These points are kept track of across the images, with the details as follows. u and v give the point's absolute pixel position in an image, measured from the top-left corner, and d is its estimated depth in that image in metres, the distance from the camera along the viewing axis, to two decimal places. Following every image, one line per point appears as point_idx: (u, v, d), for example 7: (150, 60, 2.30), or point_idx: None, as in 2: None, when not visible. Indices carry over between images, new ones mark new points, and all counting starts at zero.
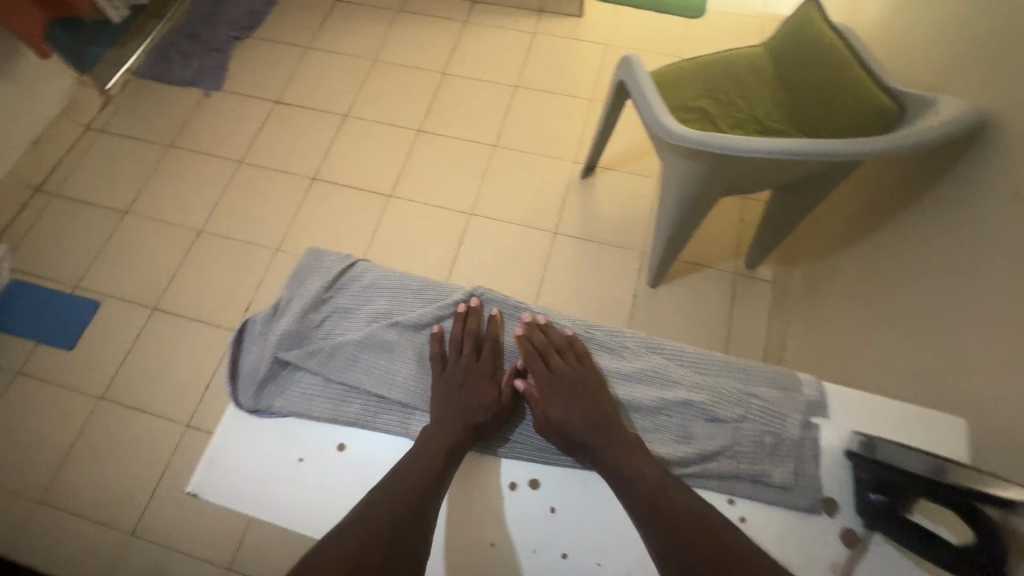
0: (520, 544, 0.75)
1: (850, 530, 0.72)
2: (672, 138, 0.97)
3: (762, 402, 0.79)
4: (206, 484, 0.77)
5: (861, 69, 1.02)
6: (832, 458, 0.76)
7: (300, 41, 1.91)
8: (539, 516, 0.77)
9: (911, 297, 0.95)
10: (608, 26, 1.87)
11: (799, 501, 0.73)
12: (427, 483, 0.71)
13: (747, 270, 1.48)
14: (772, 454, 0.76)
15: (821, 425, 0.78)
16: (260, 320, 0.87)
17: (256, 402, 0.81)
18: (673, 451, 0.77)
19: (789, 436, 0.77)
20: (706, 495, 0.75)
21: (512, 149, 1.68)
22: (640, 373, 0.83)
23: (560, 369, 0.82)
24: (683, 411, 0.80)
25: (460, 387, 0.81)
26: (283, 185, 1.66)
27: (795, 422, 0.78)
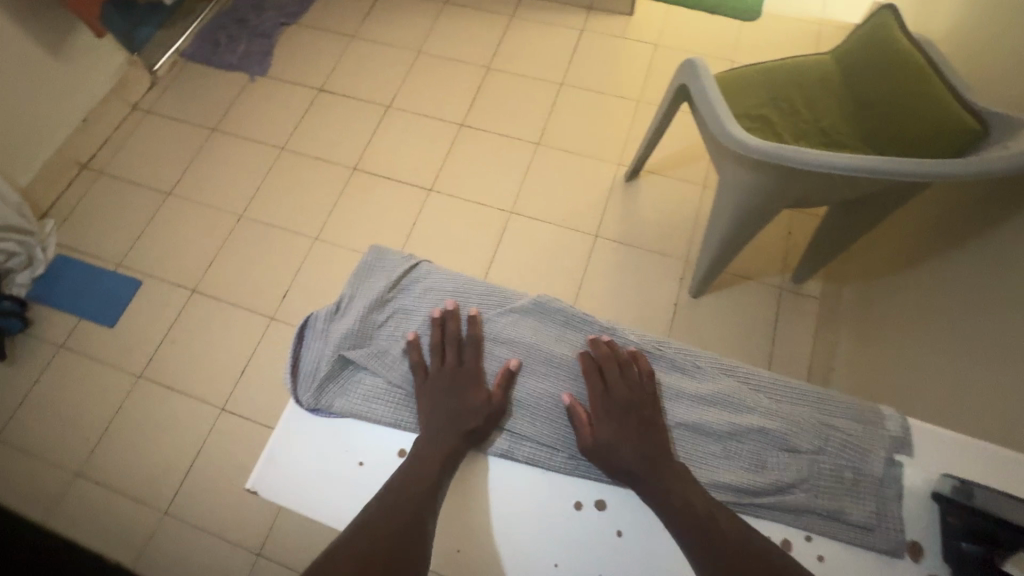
0: (584, 566, 0.73)
1: None
2: (739, 147, 0.94)
3: (842, 435, 0.76)
4: (267, 480, 0.77)
5: (941, 83, 0.97)
6: (916, 499, 0.72)
7: (346, 29, 1.90)
8: (604, 539, 0.74)
9: (983, 326, 0.90)
10: (658, 27, 1.83)
11: (881, 544, 0.69)
12: (423, 493, 0.70)
13: (793, 285, 1.43)
14: (851, 491, 0.73)
15: (905, 464, 0.74)
16: (322, 316, 0.86)
17: (317, 401, 0.80)
18: (748, 480, 0.74)
19: (871, 473, 0.73)
20: (780, 529, 0.72)
21: (555, 149, 1.65)
22: (713, 395, 0.80)
23: (614, 388, 0.80)
24: (758, 439, 0.77)
25: (445, 394, 0.80)
26: (324, 174, 1.66)
27: (878, 458, 0.74)
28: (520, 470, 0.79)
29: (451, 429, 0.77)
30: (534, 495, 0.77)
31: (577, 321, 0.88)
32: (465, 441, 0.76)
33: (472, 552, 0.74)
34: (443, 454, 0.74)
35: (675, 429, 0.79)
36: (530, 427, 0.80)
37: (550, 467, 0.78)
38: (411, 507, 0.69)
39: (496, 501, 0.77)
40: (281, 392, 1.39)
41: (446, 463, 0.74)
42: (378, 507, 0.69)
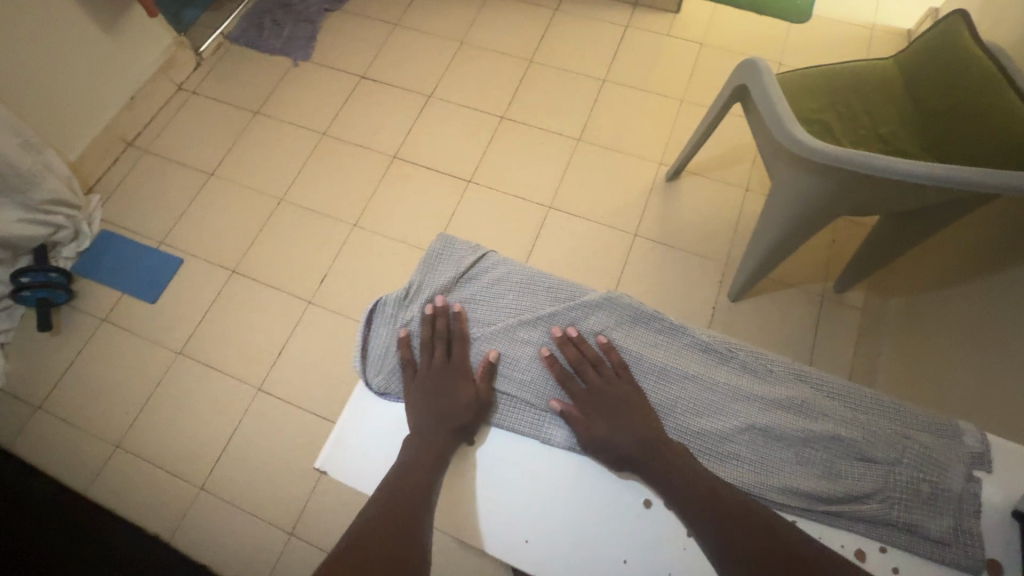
0: (652, 565, 0.72)
1: None
2: (799, 148, 0.92)
3: (920, 446, 0.74)
4: (337, 461, 0.79)
5: (1013, 87, 0.93)
6: (994, 516, 0.70)
7: (390, 18, 1.90)
8: (673, 538, 0.73)
9: None
10: (704, 26, 1.80)
11: (958, 559, 0.68)
12: (417, 490, 0.71)
13: (835, 293, 1.41)
14: (928, 505, 0.71)
15: (982, 480, 0.72)
16: (391, 302, 0.88)
17: (386, 385, 0.83)
18: (821, 487, 0.73)
19: (949, 487, 0.72)
20: (853, 538, 0.72)
21: (596, 145, 1.64)
22: (785, 400, 0.79)
23: (595, 385, 0.80)
24: (832, 446, 0.75)
25: (435, 391, 0.80)
26: (363, 161, 1.67)
27: (958, 473, 0.72)
28: (584, 465, 0.78)
29: (441, 427, 0.77)
30: (603, 490, 0.77)
31: (646, 319, 0.85)
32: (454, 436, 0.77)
33: (541, 544, 0.75)
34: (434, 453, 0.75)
35: (746, 432, 0.78)
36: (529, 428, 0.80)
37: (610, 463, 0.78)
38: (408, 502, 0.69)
39: (559, 495, 0.77)
40: (317, 375, 1.41)
41: (439, 459, 0.75)
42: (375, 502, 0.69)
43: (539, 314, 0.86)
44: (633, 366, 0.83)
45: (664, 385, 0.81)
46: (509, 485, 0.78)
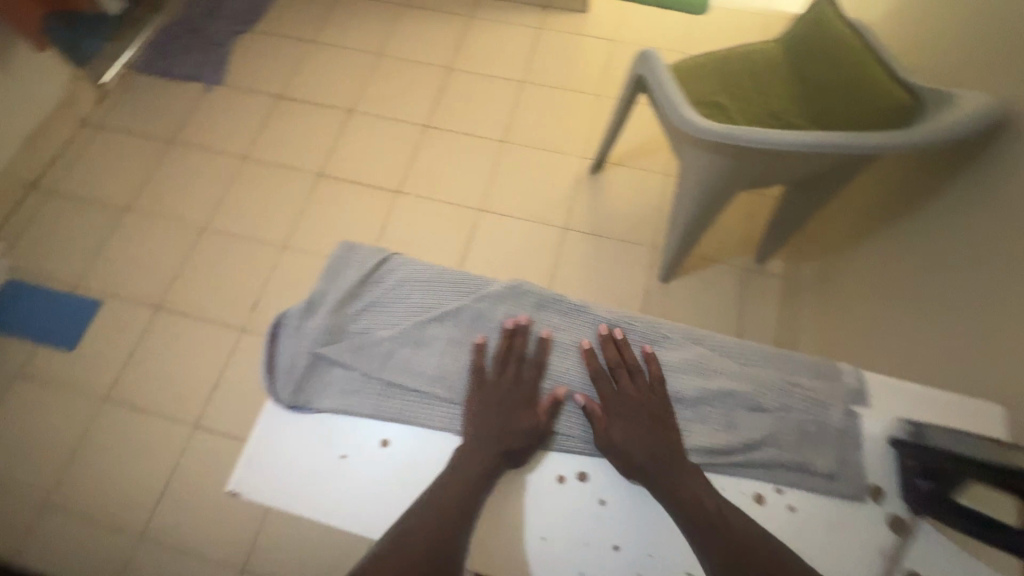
0: (573, 537, 0.72)
1: (896, 516, 0.73)
2: (694, 130, 0.97)
3: (805, 392, 0.79)
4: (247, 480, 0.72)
5: (877, 64, 1.03)
6: (875, 446, 0.76)
7: (303, 35, 1.88)
8: (588, 510, 0.73)
9: (933, 290, 0.95)
10: (613, 23, 1.87)
11: (845, 489, 0.73)
12: (456, 522, 0.66)
13: (757, 264, 1.48)
14: (815, 444, 0.76)
15: (865, 417, 0.78)
16: (295, 313, 0.81)
17: (294, 398, 0.75)
18: (719, 441, 0.76)
19: (832, 424, 0.77)
20: (752, 485, 0.75)
21: (521, 145, 1.67)
22: (682, 364, 0.82)
23: (626, 391, 0.78)
24: (728, 402, 0.79)
25: (499, 406, 0.74)
26: (288, 181, 1.63)
27: (837, 410, 0.78)
28: None
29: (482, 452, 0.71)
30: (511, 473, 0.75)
31: (557, 308, 0.83)
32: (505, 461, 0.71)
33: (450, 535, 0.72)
34: (473, 483, 0.69)
35: None
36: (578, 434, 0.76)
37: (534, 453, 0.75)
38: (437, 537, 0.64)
39: None
40: (258, 404, 1.37)
41: (478, 486, 0.69)
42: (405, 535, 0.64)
43: (443, 312, 0.81)
44: (671, 376, 0.81)
45: (576, 367, 0.80)
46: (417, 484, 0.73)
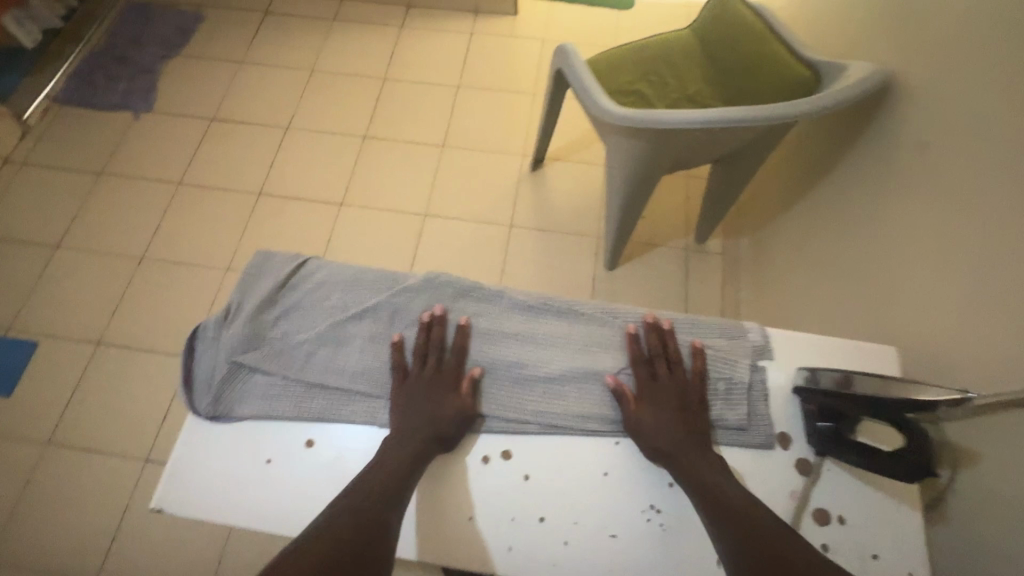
0: (501, 519, 0.59)
1: (804, 460, 0.63)
2: (611, 117, 1.00)
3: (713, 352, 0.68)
4: (173, 500, 0.57)
5: (778, 44, 1.08)
6: (781, 396, 0.66)
7: (235, 56, 1.86)
8: (513, 488, 0.60)
9: (848, 249, 0.99)
10: (542, 24, 1.91)
11: (752, 441, 0.63)
12: (378, 514, 0.52)
13: (697, 244, 1.51)
14: (725, 400, 0.65)
15: (768, 367, 0.68)
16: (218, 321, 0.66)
17: (215, 408, 0.59)
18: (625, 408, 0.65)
19: (740, 380, 0.66)
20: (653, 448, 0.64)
21: (461, 148, 1.68)
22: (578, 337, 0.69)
23: (663, 381, 0.65)
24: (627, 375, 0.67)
25: (428, 396, 0.61)
26: (228, 203, 1.61)
27: (744, 365, 0.67)
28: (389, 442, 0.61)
29: (406, 443, 0.57)
30: None
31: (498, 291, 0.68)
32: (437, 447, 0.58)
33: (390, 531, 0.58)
34: (395, 473, 0.55)
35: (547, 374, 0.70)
36: (508, 413, 0.63)
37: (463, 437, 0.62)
38: (348, 527, 0.50)
39: None
40: None
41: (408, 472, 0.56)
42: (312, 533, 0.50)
43: (376, 302, 0.66)
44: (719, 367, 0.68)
45: (523, 347, 0.66)
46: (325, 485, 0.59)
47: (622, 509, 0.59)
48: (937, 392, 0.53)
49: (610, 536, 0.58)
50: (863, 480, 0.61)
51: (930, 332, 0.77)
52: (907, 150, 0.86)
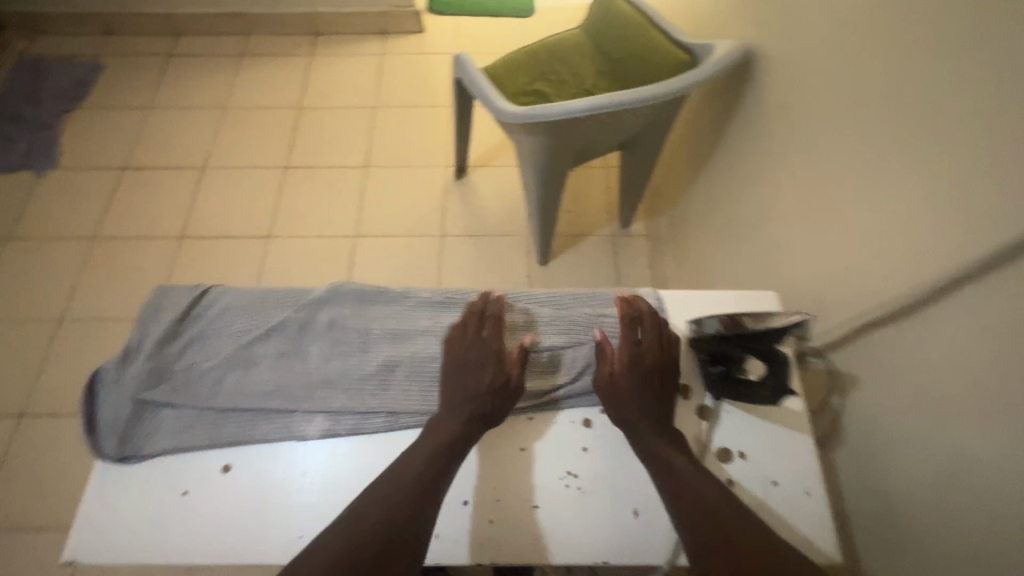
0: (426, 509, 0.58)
1: (703, 406, 0.65)
2: (508, 116, 1.03)
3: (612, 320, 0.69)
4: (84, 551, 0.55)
5: (656, 31, 1.15)
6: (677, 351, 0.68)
7: (141, 102, 1.81)
8: None
9: (741, 212, 1.06)
10: (450, 38, 1.96)
11: None
12: (414, 496, 0.52)
13: (622, 229, 1.58)
14: None
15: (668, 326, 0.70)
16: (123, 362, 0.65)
17: (123, 448, 0.58)
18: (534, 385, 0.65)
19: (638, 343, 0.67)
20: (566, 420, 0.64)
21: (384, 166, 1.70)
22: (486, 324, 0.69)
23: (641, 346, 0.65)
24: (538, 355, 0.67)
25: (468, 371, 0.61)
26: (149, 251, 1.56)
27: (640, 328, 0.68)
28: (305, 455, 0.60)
29: (454, 418, 0.58)
30: (316, 469, 0.59)
31: (402, 292, 0.69)
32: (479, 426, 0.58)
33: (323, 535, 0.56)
34: (431, 457, 0.55)
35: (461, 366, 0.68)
36: (422, 406, 0.62)
37: (375, 431, 0.61)
38: (380, 515, 0.50)
39: None
40: None
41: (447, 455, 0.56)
42: (346, 521, 0.50)
43: (281, 319, 0.65)
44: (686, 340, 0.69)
45: (432, 341, 0.66)
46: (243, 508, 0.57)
47: (543, 480, 0.61)
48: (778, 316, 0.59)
49: (531, 507, 0.59)
50: (765, 420, 0.64)
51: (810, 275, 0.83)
52: (772, 113, 0.93)
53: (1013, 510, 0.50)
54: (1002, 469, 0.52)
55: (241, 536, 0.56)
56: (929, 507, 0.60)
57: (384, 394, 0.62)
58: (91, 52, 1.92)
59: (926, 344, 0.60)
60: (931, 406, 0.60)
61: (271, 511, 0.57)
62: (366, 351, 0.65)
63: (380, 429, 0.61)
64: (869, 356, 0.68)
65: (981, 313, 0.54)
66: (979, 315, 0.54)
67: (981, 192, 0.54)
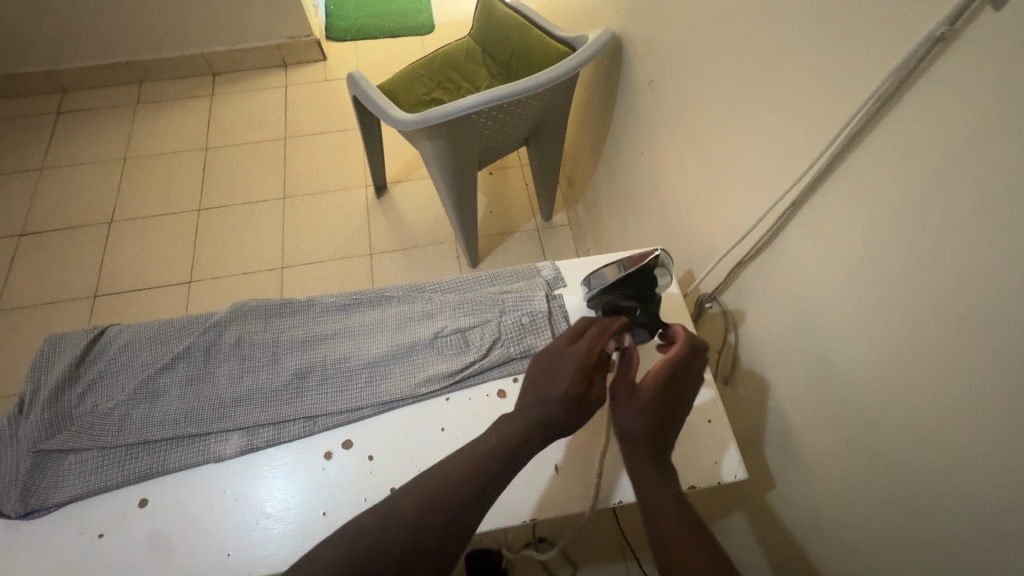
0: (355, 505, 0.58)
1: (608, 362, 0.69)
2: (403, 125, 1.06)
3: (516, 293, 0.71)
4: None
5: (534, 30, 1.22)
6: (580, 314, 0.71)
7: (32, 164, 1.72)
8: (359, 473, 0.60)
9: (637, 184, 1.12)
10: (352, 63, 1.98)
11: None
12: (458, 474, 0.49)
13: (544, 222, 1.63)
14: (534, 329, 0.68)
15: (564, 294, 0.73)
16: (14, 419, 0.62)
17: (27, 503, 0.56)
18: (450, 364, 0.66)
19: (541, 309, 0.69)
20: (484, 388, 0.65)
21: (303, 195, 1.69)
22: (395, 318, 0.70)
23: (675, 396, 0.58)
24: (451, 336, 0.68)
25: (551, 375, 0.57)
26: (60, 316, 1.47)
27: (541, 295, 0.71)
28: (222, 475, 0.59)
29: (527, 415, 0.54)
30: (237, 487, 0.59)
31: (308, 301, 0.71)
32: (531, 436, 0.53)
33: (248, 550, 0.56)
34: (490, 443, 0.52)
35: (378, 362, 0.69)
36: (336, 406, 0.63)
37: (294, 438, 0.61)
38: (408, 515, 0.46)
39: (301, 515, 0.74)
40: None
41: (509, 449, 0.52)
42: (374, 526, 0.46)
43: (185, 346, 0.65)
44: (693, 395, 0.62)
45: (342, 343, 0.68)
46: (163, 539, 0.56)
47: None
48: (641, 255, 0.66)
49: None
50: None
51: (694, 232, 0.89)
52: (644, 88, 1.01)
53: (871, 395, 0.57)
54: (859, 357, 0.58)
55: (164, 567, 0.55)
56: (814, 412, 0.66)
57: (299, 401, 0.63)
58: None
59: (787, 267, 0.67)
60: (798, 321, 0.66)
61: (194, 535, 0.56)
62: (277, 363, 0.66)
63: (299, 435, 0.61)
64: (750, 289, 0.75)
65: (818, 229, 0.61)
66: (817, 231, 0.61)
67: (797, 124, 0.61)
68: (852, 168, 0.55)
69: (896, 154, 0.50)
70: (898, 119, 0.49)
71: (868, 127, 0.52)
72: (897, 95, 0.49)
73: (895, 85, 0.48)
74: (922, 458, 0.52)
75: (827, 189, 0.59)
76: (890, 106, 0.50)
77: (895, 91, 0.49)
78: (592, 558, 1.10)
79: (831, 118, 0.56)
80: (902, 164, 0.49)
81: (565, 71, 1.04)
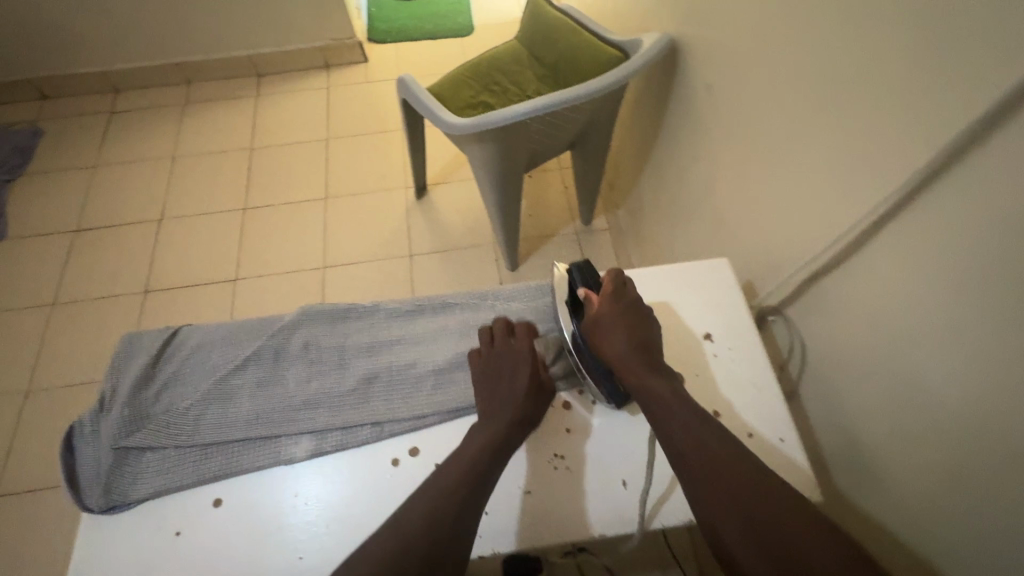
0: None
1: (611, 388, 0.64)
2: (454, 129, 1.06)
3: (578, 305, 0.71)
4: None
5: (585, 33, 1.21)
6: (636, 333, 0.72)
7: (86, 162, 1.78)
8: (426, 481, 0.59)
9: (688, 192, 1.10)
10: (393, 65, 1.99)
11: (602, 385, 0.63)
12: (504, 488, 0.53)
13: (584, 227, 1.62)
14: None
15: None
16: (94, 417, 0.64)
17: (109, 499, 0.57)
18: None
19: None
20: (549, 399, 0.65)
21: (344, 195, 1.71)
22: (458, 326, 0.70)
23: (629, 312, 0.65)
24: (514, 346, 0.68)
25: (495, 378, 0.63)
26: (113, 310, 1.52)
27: None
28: (293, 479, 0.60)
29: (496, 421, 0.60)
30: (306, 490, 0.59)
31: (372, 307, 0.71)
32: None
33: (320, 554, 0.56)
34: None
35: None
36: (404, 412, 0.63)
37: (362, 443, 0.61)
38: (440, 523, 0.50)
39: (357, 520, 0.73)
40: None
41: None
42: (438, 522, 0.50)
43: (256, 348, 0.66)
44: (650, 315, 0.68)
45: (407, 350, 0.68)
46: (236, 539, 0.56)
47: (529, 461, 0.61)
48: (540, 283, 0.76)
49: (523, 492, 0.59)
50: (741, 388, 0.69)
51: (754, 243, 0.87)
52: (702, 95, 0.99)
53: (959, 420, 0.54)
54: (948, 385, 0.55)
55: (238, 566, 0.55)
56: (890, 437, 0.63)
57: (367, 406, 0.64)
58: (27, 119, 1.88)
59: (866, 286, 0.64)
60: (876, 340, 0.64)
61: (265, 538, 0.56)
62: (344, 368, 0.67)
63: (367, 440, 0.62)
64: (820, 304, 0.72)
65: (907, 245, 0.58)
66: (905, 249, 0.58)
67: (885, 135, 0.59)
68: (951, 186, 0.52)
69: (1012, 170, 0.47)
70: (1012, 137, 0.46)
71: (975, 144, 0.49)
72: (1014, 111, 0.46)
73: (1008, 102, 0.46)
74: (1013, 493, 0.49)
75: (919, 206, 0.56)
76: (1002, 123, 0.47)
77: (1010, 108, 0.46)
78: (634, 570, 1.08)
79: (930, 131, 0.53)
80: (1011, 184, 0.47)
81: (621, 77, 1.02)
